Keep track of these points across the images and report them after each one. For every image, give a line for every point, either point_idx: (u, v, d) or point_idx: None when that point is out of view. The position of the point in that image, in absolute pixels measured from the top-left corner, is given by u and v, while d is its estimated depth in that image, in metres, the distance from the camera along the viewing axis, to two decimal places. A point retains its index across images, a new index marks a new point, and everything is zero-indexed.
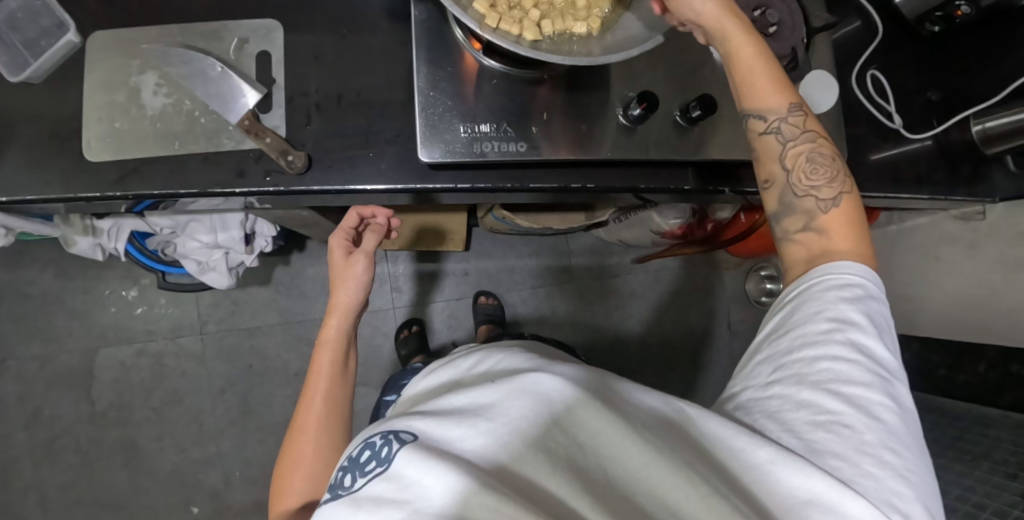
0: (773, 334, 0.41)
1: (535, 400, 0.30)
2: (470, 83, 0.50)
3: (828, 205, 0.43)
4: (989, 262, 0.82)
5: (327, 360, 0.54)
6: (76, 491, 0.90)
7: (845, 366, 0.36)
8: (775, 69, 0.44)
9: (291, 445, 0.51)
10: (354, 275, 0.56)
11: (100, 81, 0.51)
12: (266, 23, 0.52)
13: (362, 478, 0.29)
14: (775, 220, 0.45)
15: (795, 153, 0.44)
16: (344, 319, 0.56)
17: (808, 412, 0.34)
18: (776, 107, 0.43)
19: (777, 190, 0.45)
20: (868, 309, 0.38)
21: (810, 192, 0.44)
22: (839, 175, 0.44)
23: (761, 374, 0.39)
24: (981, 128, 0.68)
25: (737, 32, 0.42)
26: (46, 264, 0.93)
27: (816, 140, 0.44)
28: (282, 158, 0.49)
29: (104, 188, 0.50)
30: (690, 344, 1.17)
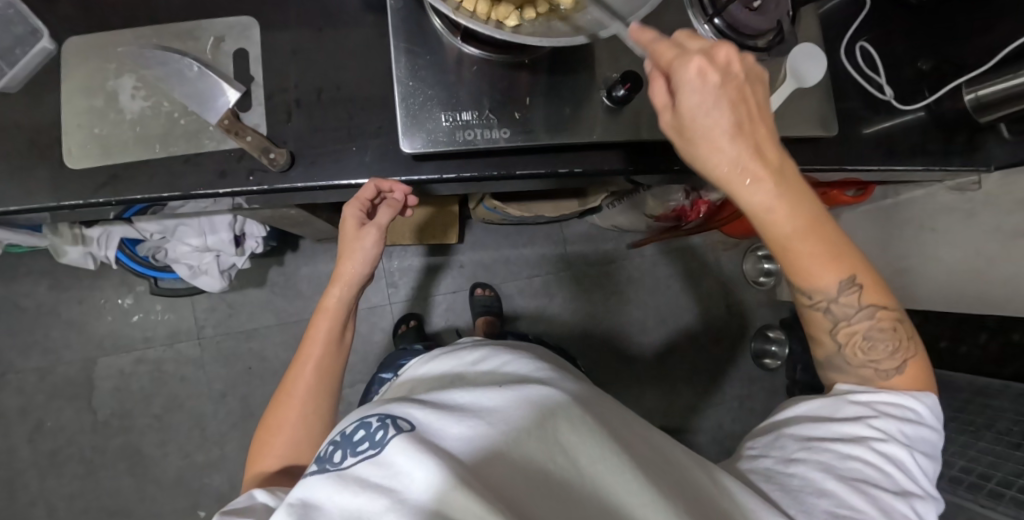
0: (808, 420, 0.43)
1: (533, 407, 0.32)
2: (450, 71, 0.49)
3: (887, 375, 0.43)
4: (985, 231, 0.80)
5: (324, 327, 0.53)
6: (82, 501, 0.90)
7: (876, 473, 0.38)
8: (835, 246, 0.40)
9: (279, 403, 0.52)
10: (361, 247, 0.52)
11: (77, 86, 0.50)
12: (242, 19, 0.51)
13: (352, 458, 0.29)
14: (824, 369, 0.47)
15: (848, 330, 0.43)
16: (347, 290, 0.53)
17: (830, 501, 0.36)
18: (830, 291, 0.41)
19: (827, 352, 0.46)
20: (910, 432, 0.40)
21: (868, 364, 0.43)
22: (902, 345, 0.43)
23: (786, 445, 0.41)
24: (974, 96, 0.66)
25: (776, 217, 0.37)
26: (40, 276, 0.93)
27: (874, 315, 0.42)
28: (264, 155, 0.48)
29: (86, 194, 0.49)
30: (690, 327, 1.16)
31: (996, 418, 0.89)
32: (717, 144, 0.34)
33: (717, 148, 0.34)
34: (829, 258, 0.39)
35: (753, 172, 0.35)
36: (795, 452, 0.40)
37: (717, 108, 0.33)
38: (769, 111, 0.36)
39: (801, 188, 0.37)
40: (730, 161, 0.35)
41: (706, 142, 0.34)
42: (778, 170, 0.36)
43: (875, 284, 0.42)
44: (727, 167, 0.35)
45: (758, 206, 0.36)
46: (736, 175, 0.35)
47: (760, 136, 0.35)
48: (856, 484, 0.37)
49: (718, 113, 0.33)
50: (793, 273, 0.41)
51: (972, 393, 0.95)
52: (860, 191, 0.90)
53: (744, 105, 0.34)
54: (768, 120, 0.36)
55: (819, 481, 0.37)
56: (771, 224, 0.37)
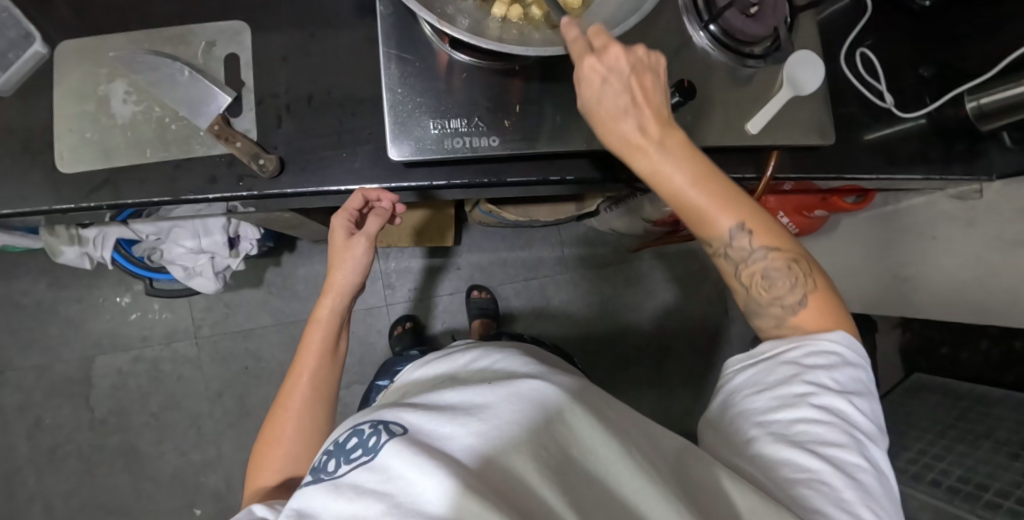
0: (750, 389, 0.42)
1: (528, 403, 0.33)
2: (440, 78, 0.49)
3: (796, 309, 0.43)
4: (986, 240, 0.79)
5: (317, 338, 0.53)
6: (79, 498, 0.91)
7: (823, 428, 0.37)
8: (727, 192, 0.41)
9: (274, 416, 0.52)
10: (352, 257, 0.52)
11: (69, 90, 0.50)
12: (233, 24, 0.51)
13: (347, 466, 0.30)
14: (748, 317, 0.47)
15: (749, 271, 0.43)
16: (339, 299, 0.53)
17: (789, 468, 0.36)
18: (727, 235, 0.42)
19: (742, 297, 0.46)
20: (841, 377, 0.40)
21: (774, 302, 0.44)
22: (803, 277, 0.43)
23: (743, 427, 0.40)
24: (976, 104, 0.65)
25: (670, 176, 0.39)
26: (39, 275, 0.94)
27: (771, 253, 0.43)
28: (254, 161, 0.48)
29: (78, 199, 0.50)
30: (688, 331, 1.16)
31: (996, 426, 0.88)
32: (608, 120, 0.38)
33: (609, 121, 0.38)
34: (722, 204, 0.41)
35: (637, 135, 0.38)
36: (751, 432, 0.39)
37: (609, 89, 0.37)
38: (663, 85, 0.39)
39: (689, 147, 0.39)
40: (626, 132, 0.38)
41: (604, 119, 0.38)
42: (667, 133, 0.39)
43: (766, 220, 0.42)
44: (629, 138, 0.38)
45: (650, 171, 0.39)
46: (635, 142, 0.38)
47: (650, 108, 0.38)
48: (809, 448, 0.36)
49: (606, 92, 0.37)
50: (695, 226, 0.43)
51: (973, 402, 0.95)
52: (860, 198, 0.87)
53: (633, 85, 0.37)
54: (661, 95, 0.39)
55: (777, 453, 0.37)
56: (667, 185, 0.39)
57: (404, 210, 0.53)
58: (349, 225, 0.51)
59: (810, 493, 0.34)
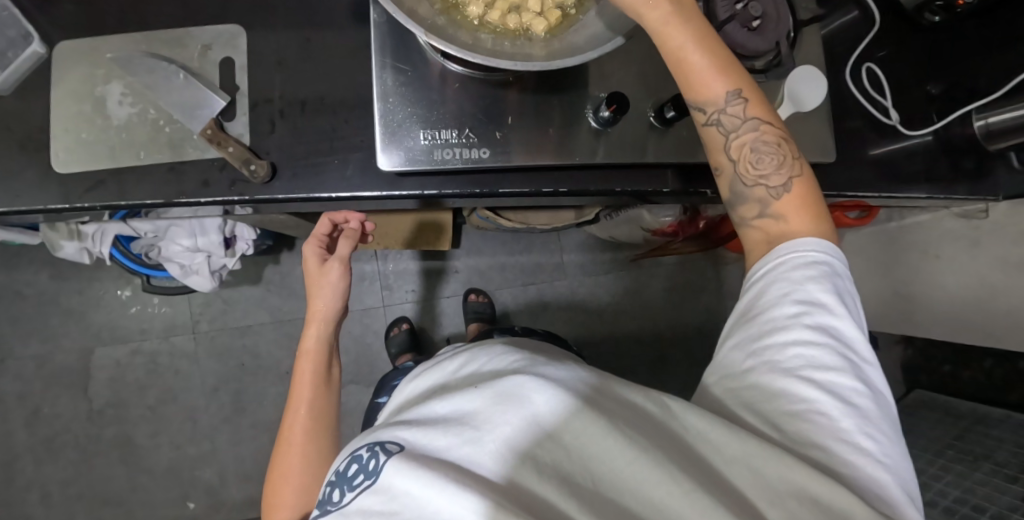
0: (744, 316, 0.40)
1: (519, 406, 0.30)
2: (432, 88, 0.48)
3: (779, 192, 0.42)
4: (990, 261, 0.77)
5: (309, 370, 0.55)
6: (76, 487, 0.92)
7: (816, 350, 0.35)
8: (722, 59, 0.41)
9: (281, 455, 0.52)
10: (329, 283, 0.57)
11: (66, 91, 0.50)
12: (229, 28, 0.51)
13: (351, 493, 0.30)
14: (729, 207, 0.45)
15: (738, 144, 0.43)
16: (323, 327, 0.57)
17: (784, 401, 0.34)
18: (722, 103, 0.42)
19: (726, 180, 0.44)
20: (836, 290, 0.37)
21: (759, 181, 0.43)
22: (788, 159, 0.42)
23: (732, 359, 0.38)
24: (984, 123, 0.65)
25: (671, 25, 0.39)
26: (41, 265, 0.95)
27: (760, 128, 0.42)
28: (245, 166, 0.48)
29: (74, 199, 0.50)
30: (686, 341, 1.15)
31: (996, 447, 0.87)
32: None
33: None
34: (719, 67, 0.41)
35: None
36: (742, 364, 0.37)
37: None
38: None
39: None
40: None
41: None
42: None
43: (761, 97, 0.42)
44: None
45: (657, 22, 0.39)
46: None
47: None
48: (804, 378, 0.34)
49: None
50: (688, 89, 0.42)
51: (973, 422, 0.96)
52: (864, 213, 0.89)
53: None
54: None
55: (770, 385, 0.35)
56: (666, 34, 0.39)
57: (373, 228, 0.60)
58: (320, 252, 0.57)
59: (809, 427, 0.33)
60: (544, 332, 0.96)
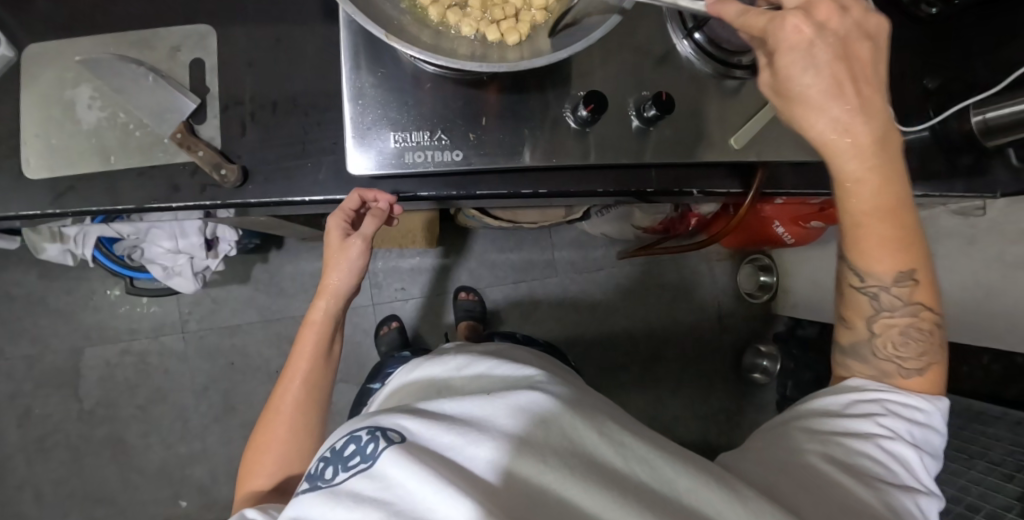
0: (821, 413, 0.44)
1: (525, 415, 0.33)
2: (405, 89, 0.47)
3: (908, 373, 0.44)
4: (987, 258, 0.76)
5: (311, 341, 0.54)
6: (68, 486, 0.94)
7: (882, 468, 0.40)
8: (905, 233, 0.41)
9: (268, 420, 0.53)
10: (347, 259, 0.52)
11: (34, 94, 0.50)
12: (198, 28, 0.50)
13: (344, 473, 0.31)
14: (841, 352, 0.48)
15: (887, 321, 0.44)
16: (333, 302, 0.54)
17: (840, 490, 0.38)
18: (883, 274, 0.42)
19: (852, 337, 0.46)
20: (914, 433, 0.42)
21: (893, 358, 0.44)
22: (932, 349, 0.44)
23: (799, 439, 0.43)
24: (982, 118, 0.62)
25: (858, 187, 0.39)
26: (30, 266, 0.95)
27: (918, 315, 0.44)
28: (215, 171, 0.47)
29: (43, 205, 0.50)
30: (678, 338, 1.14)
31: (990, 447, 0.86)
32: (811, 106, 0.36)
33: (821, 110, 0.36)
34: (894, 244, 0.41)
35: (855, 123, 0.36)
36: (807, 445, 0.41)
37: (816, 66, 0.34)
38: (882, 69, 0.37)
39: (895, 169, 0.39)
40: (829, 122, 0.36)
41: (806, 103, 0.36)
42: (880, 145, 0.37)
43: (930, 288, 0.43)
44: (830, 131, 0.36)
45: (850, 170, 0.38)
46: (837, 140, 0.37)
47: (868, 95, 0.36)
48: (866, 479, 0.38)
49: (816, 77, 0.35)
50: (851, 244, 0.42)
51: (966, 421, 0.91)
52: None
53: (849, 65, 0.35)
54: (882, 89, 0.37)
55: (831, 472, 0.39)
56: (851, 190, 0.39)
57: (402, 211, 0.51)
58: (345, 228, 0.50)
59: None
60: (543, 342, 0.94)
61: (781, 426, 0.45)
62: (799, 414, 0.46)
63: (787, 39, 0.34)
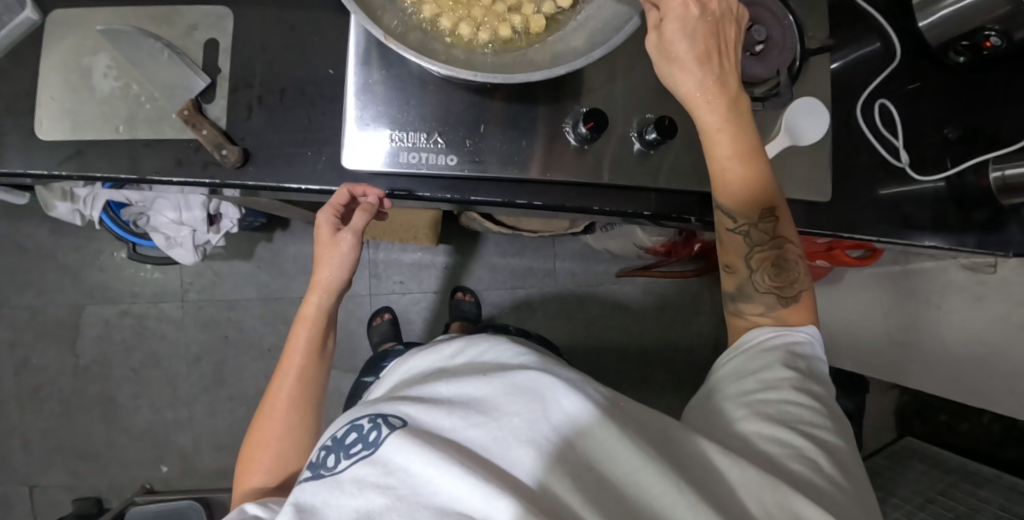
0: (736, 376, 0.43)
1: (526, 394, 0.33)
2: (408, 90, 0.48)
3: (787, 301, 0.46)
4: (993, 318, 0.74)
5: (304, 337, 0.54)
6: (57, 437, 0.98)
7: (802, 409, 0.39)
8: (757, 176, 0.44)
9: (264, 414, 0.53)
10: (338, 254, 0.52)
11: (53, 57, 0.51)
12: (217, 9, 0.51)
13: (346, 460, 0.32)
14: (731, 299, 0.48)
15: (759, 257, 0.46)
16: (326, 297, 0.54)
17: (774, 444, 0.37)
18: (748, 211, 0.45)
19: (736, 279, 0.47)
20: (811, 364, 0.43)
21: (772, 289, 0.46)
22: (800, 277, 0.46)
23: (727, 408, 0.40)
24: (999, 175, 0.60)
25: (722, 138, 0.43)
26: (43, 220, 0.98)
27: (783, 246, 0.46)
28: (216, 150, 0.48)
29: (50, 165, 0.51)
30: (670, 361, 1.13)
31: (979, 508, 0.86)
32: (677, 69, 0.41)
33: (686, 72, 0.41)
34: (757, 184, 0.44)
35: (714, 82, 0.41)
36: (735, 412, 0.40)
37: (689, 35, 0.40)
38: (740, 41, 0.43)
39: (748, 123, 0.43)
40: (695, 81, 0.41)
41: (676, 65, 0.41)
42: (732, 101, 0.42)
43: (788, 220, 0.46)
44: (693, 88, 0.42)
45: (708, 124, 0.43)
46: (699, 96, 0.42)
47: (727, 61, 0.42)
48: (795, 427, 0.38)
49: (686, 42, 0.40)
50: (718, 184, 0.45)
51: (959, 478, 0.94)
52: (867, 252, 0.81)
53: (713, 31, 0.41)
54: (737, 51, 0.43)
55: (763, 431, 0.38)
56: (714, 146, 0.44)
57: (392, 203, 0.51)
58: (335, 222, 0.50)
59: (799, 469, 0.35)
60: (535, 331, 0.95)
61: (701, 404, 0.43)
62: (718, 385, 0.44)
63: (670, 8, 0.39)
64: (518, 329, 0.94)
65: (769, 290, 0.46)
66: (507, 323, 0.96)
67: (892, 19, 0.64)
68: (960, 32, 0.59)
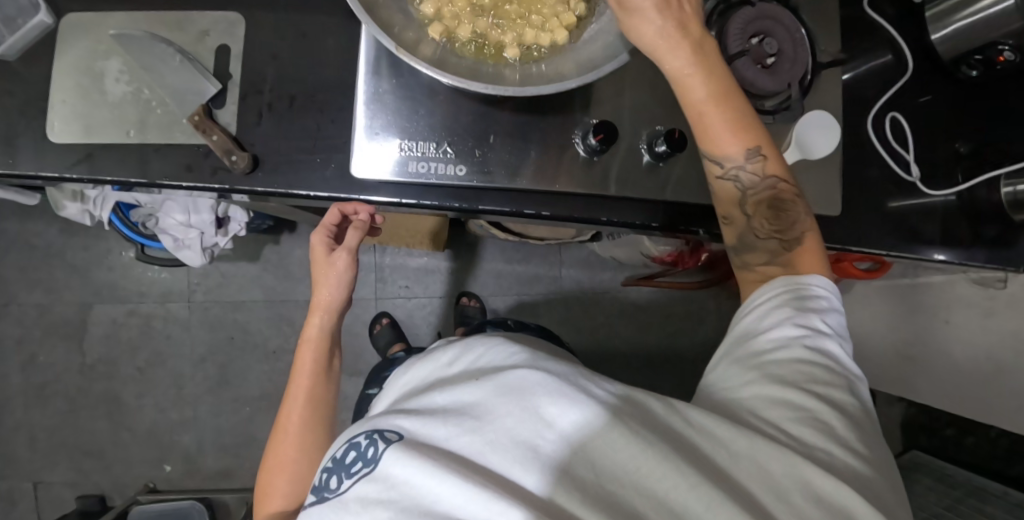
0: (743, 342, 0.41)
1: (511, 391, 0.32)
2: (416, 99, 0.48)
3: (789, 245, 0.45)
4: (1002, 333, 0.73)
5: (309, 358, 0.54)
6: (61, 434, 0.98)
7: (809, 366, 0.37)
8: (739, 114, 0.42)
9: (276, 441, 0.52)
10: (335, 271, 0.54)
11: (67, 62, 0.51)
12: (229, 15, 0.52)
13: (348, 480, 0.32)
14: (735, 253, 0.47)
15: (752, 200, 0.45)
16: (326, 316, 0.55)
17: (786, 409, 0.35)
18: (737, 156, 0.43)
19: (735, 230, 0.47)
20: (830, 320, 0.40)
21: (771, 235, 0.45)
22: (798, 217, 0.45)
23: (731, 374, 0.39)
24: (1011, 190, 0.59)
25: (694, 82, 0.40)
26: (52, 219, 0.98)
27: (775, 185, 0.44)
28: (226, 157, 0.48)
29: (62, 169, 0.51)
30: (674, 371, 1.12)
31: None
32: (639, 17, 0.39)
33: (645, 20, 0.39)
34: (737, 127, 0.42)
35: (676, 28, 0.39)
36: (743, 379, 0.38)
37: None
38: None
39: (717, 62, 0.41)
40: (657, 30, 0.39)
41: (634, 14, 0.38)
42: (695, 44, 0.40)
43: (776, 158, 0.44)
44: (656, 38, 0.39)
45: (678, 71, 0.40)
46: (663, 44, 0.39)
47: (685, 7, 0.40)
48: (805, 388, 0.36)
49: None
50: (700, 135, 0.43)
51: (965, 494, 0.93)
52: (874, 264, 0.81)
53: None
54: None
55: (771, 395, 0.36)
56: (690, 94, 0.41)
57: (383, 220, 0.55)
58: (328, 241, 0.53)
59: (811, 434, 0.33)
60: (537, 328, 0.95)
61: (710, 374, 0.42)
62: (724, 355, 0.42)
63: None
64: (519, 325, 0.93)
65: (770, 236, 0.45)
66: (508, 319, 0.96)
67: (903, 32, 0.64)
68: (974, 46, 0.58)
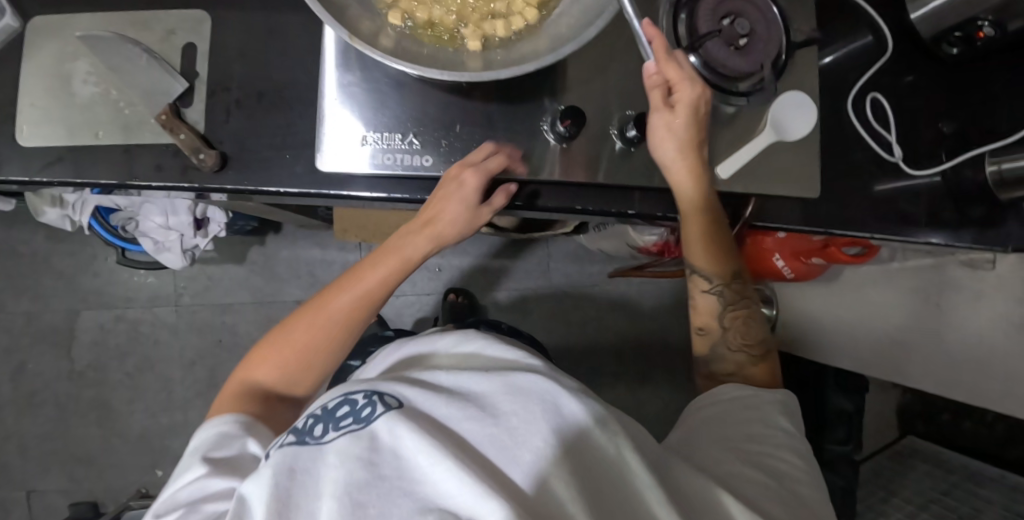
0: (717, 421, 0.44)
1: (536, 394, 0.30)
2: (383, 91, 0.48)
3: (755, 358, 0.51)
4: (995, 316, 0.73)
5: (384, 272, 0.49)
6: (52, 442, 0.98)
7: (776, 454, 0.41)
8: (726, 244, 0.51)
9: (293, 327, 0.48)
10: (457, 207, 0.47)
11: (34, 64, 0.51)
12: (195, 13, 0.51)
13: (335, 433, 0.28)
14: (705, 361, 0.53)
15: (731, 315, 0.52)
16: (430, 243, 0.49)
17: (755, 483, 0.38)
18: (721, 275, 0.52)
19: (709, 340, 0.52)
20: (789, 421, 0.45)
21: (743, 348, 0.51)
22: (764, 338, 0.52)
23: (706, 447, 0.41)
24: (997, 168, 0.59)
25: (702, 213, 0.49)
26: (38, 226, 0.98)
27: (748, 308, 0.53)
28: (194, 154, 0.48)
29: (29, 173, 0.51)
30: (667, 362, 1.12)
31: (982, 508, 0.84)
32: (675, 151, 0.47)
33: (673, 156, 0.47)
34: (726, 253, 0.51)
35: (698, 169, 0.48)
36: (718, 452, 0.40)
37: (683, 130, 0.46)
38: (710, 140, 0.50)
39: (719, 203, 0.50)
40: (682, 160, 0.47)
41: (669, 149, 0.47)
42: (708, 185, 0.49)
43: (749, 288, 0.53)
44: (681, 167, 0.47)
45: (692, 200, 0.49)
46: (686, 177, 0.48)
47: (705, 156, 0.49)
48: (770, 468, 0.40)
49: (683, 133, 0.47)
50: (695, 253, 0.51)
51: (962, 478, 0.92)
52: (862, 249, 0.79)
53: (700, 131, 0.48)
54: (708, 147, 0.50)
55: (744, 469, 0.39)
56: (699, 216, 0.49)
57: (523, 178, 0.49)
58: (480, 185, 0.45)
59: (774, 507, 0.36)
60: (527, 335, 0.93)
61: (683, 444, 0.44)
62: (699, 428, 0.45)
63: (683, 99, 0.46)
64: (509, 328, 0.92)
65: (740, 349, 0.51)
66: (502, 322, 0.95)
67: (882, 12, 0.63)
68: (953, 23, 0.58)
